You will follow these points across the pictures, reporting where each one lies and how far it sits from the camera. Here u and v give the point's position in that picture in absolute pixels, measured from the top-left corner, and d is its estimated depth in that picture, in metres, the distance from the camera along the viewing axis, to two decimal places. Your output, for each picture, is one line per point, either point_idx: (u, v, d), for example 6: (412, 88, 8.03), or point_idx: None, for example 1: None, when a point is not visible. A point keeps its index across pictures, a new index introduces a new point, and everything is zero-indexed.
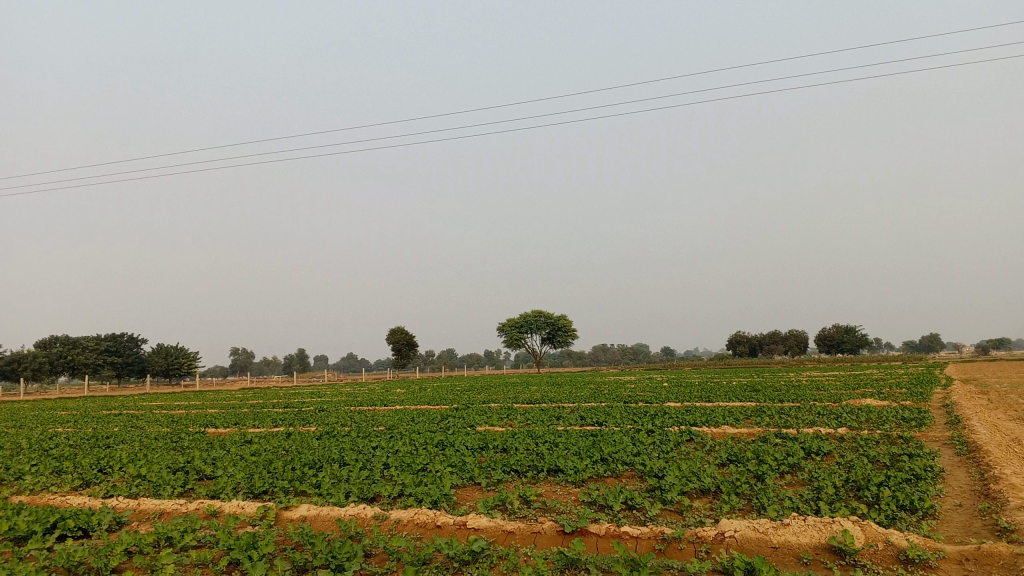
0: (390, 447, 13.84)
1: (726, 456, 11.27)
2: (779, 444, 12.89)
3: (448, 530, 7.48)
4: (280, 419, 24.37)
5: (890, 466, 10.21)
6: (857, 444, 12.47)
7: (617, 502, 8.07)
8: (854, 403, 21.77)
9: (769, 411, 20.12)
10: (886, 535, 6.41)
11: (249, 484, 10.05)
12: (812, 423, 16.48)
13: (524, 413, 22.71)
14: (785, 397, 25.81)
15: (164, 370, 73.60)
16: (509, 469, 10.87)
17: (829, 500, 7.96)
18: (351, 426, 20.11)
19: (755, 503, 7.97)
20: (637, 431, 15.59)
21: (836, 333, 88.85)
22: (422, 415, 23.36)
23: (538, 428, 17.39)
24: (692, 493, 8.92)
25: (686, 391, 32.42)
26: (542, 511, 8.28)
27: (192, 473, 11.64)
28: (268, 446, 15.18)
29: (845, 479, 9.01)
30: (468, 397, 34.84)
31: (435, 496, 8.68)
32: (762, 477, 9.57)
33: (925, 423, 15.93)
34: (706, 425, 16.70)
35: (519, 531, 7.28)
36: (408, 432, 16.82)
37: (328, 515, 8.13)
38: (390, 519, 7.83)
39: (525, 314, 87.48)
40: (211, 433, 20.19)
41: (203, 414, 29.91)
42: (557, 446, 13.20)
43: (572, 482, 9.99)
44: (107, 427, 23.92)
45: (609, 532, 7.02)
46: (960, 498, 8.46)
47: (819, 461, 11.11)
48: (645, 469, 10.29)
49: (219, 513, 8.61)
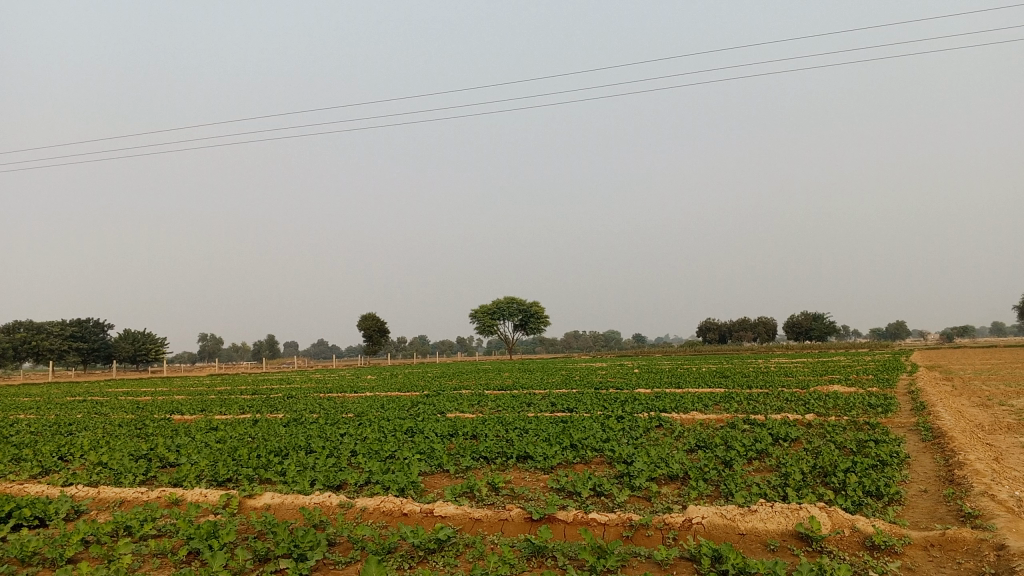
0: (358, 434, 13.72)
1: (694, 442, 11.28)
2: (748, 430, 12.95)
3: (414, 517, 7.38)
4: (247, 406, 24.14)
5: (857, 452, 10.27)
6: (824, 430, 12.56)
7: (585, 488, 8.03)
8: (822, 389, 21.97)
9: (738, 397, 20.26)
10: (852, 521, 6.41)
11: (212, 472, 9.88)
12: (781, 409, 16.59)
13: (494, 400, 22.66)
14: (754, 383, 25.99)
15: (132, 356, 72.71)
16: (478, 456, 10.80)
17: (796, 486, 7.97)
18: (320, 412, 19.94)
19: (723, 489, 7.96)
20: (607, 417, 15.60)
21: (805, 320, 89.83)
22: (392, 402, 23.25)
23: (508, 414, 17.34)
24: (660, 479, 8.91)
25: (657, 377, 32.58)
26: (509, 498, 8.22)
27: (155, 460, 11.44)
28: (235, 432, 14.99)
29: (812, 465, 9.04)
30: (439, 384, 34.79)
31: (401, 483, 8.58)
32: (730, 463, 9.57)
33: (890, 410, 16.10)
34: (676, 412, 16.74)
35: (486, 519, 7.20)
36: (377, 419, 16.69)
37: (292, 503, 8.00)
38: (355, 507, 7.72)
39: (498, 301, 87.40)
40: (177, 420, 19.94)
41: (170, 401, 29.55)
42: (526, 433, 13.17)
43: (541, 468, 9.94)
44: (71, 413, 23.54)
45: (576, 520, 6.96)
46: (925, 484, 8.51)
47: (787, 446, 11.15)
48: (614, 455, 10.26)
49: (181, 501, 8.44)
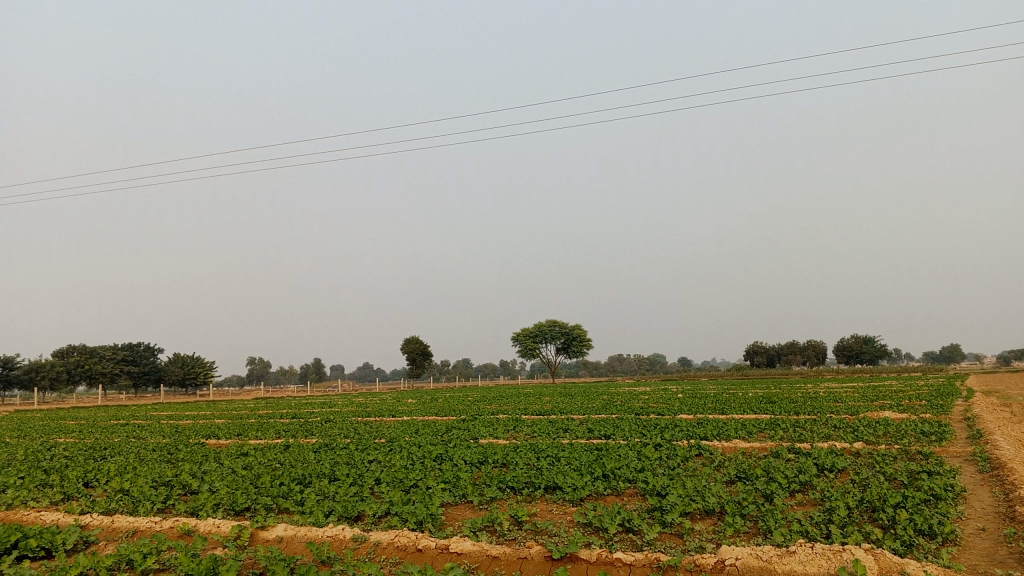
0: (387, 461, 13.38)
1: (734, 473, 10.70)
2: (791, 459, 12.33)
3: (429, 554, 6.96)
4: (283, 430, 24.02)
5: (908, 485, 9.62)
6: (873, 460, 11.89)
7: (613, 523, 7.54)
8: (871, 416, 21.12)
9: (783, 424, 19.53)
10: (901, 566, 5.83)
11: (231, 501, 9.61)
12: (827, 437, 15.85)
13: (530, 425, 22.19)
14: (801, 409, 25.13)
15: (181, 380, 73.68)
16: (505, 486, 10.37)
17: (841, 523, 7.39)
18: (353, 437, 19.69)
19: (761, 526, 7.42)
20: (644, 444, 15.08)
21: (855, 343, 87.75)
22: (427, 426, 22.97)
23: (543, 441, 16.89)
24: (695, 514, 8.38)
25: (700, 402, 31.95)
26: (532, 533, 7.76)
27: (176, 487, 11.22)
28: (263, 459, 14.77)
29: (859, 500, 8.42)
30: (478, 408, 34.48)
31: (420, 515, 8.17)
32: (770, 496, 8.99)
33: (945, 438, 15.27)
34: (717, 439, 16.12)
35: (505, 556, 6.76)
36: (408, 445, 16.35)
37: (304, 536, 7.65)
38: (369, 541, 7.35)
39: (540, 324, 86.86)
40: (212, 444, 19.80)
41: (210, 424, 29.61)
42: (558, 461, 12.71)
43: (569, 500, 9.47)
44: (110, 437, 23.62)
45: (600, 559, 6.49)
46: (983, 522, 7.84)
47: (832, 478, 10.52)
48: (647, 487, 9.74)
49: (193, 532, 8.16)
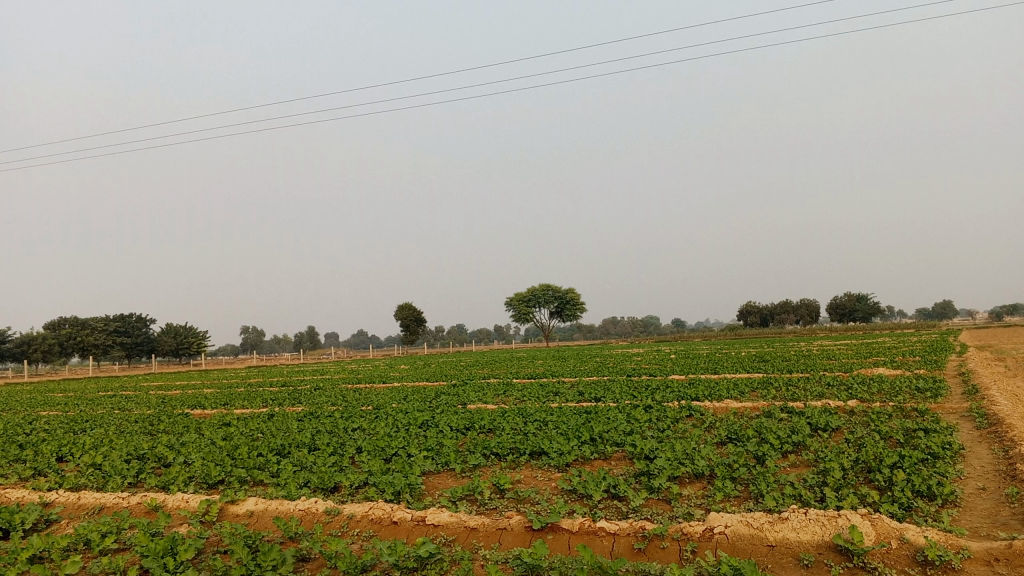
0: (370, 429, 13.03)
1: (725, 434, 10.39)
2: (785, 419, 12.00)
3: (404, 526, 6.61)
4: (270, 398, 23.74)
5: (905, 443, 9.30)
6: (868, 419, 11.56)
7: (598, 490, 7.20)
8: (865, 373, 20.86)
9: (776, 383, 19.30)
10: (900, 531, 5.49)
11: (204, 474, 9.28)
12: (821, 396, 15.58)
13: (519, 389, 21.84)
14: (794, 367, 24.95)
15: (174, 351, 73.33)
16: (489, 453, 10.04)
17: (836, 485, 7.06)
18: (340, 405, 19.35)
19: (753, 490, 7.09)
20: (634, 406, 14.75)
21: (848, 301, 87.70)
22: (417, 392, 22.70)
23: (532, 405, 16.59)
24: (684, 478, 8.06)
25: (692, 363, 31.85)
26: (514, 501, 7.41)
27: (151, 460, 10.87)
28: (244, 429, 14.40)
29: (855, 460, 8.10)
30: (469, 373, 34.30)
31: (397, 485, 7.78)
32: (762, 458, 8.66)
33: (941, 395, 15.01)
34: (709, 400, 15.85)
35: (484, 528, 6.42)
36: (394, 412, 16.00)
37: (274, 510, 7.31)
38: (342, 514, 7.00)
39: (534, 288, 86.39)
40: (196, 415, 19.43)
41: (198, 395, 29.21)
42: (545, 425, 12.38)
43: (555, 466, 9.15)
44: (95, 409, 23.22)
45: (582, 529, 6.14)
46: (984, 482, 7.51)
47: (827, 437, 10.21)
48: (635, 451, 9.42)
49: (161, 508, 7.82)
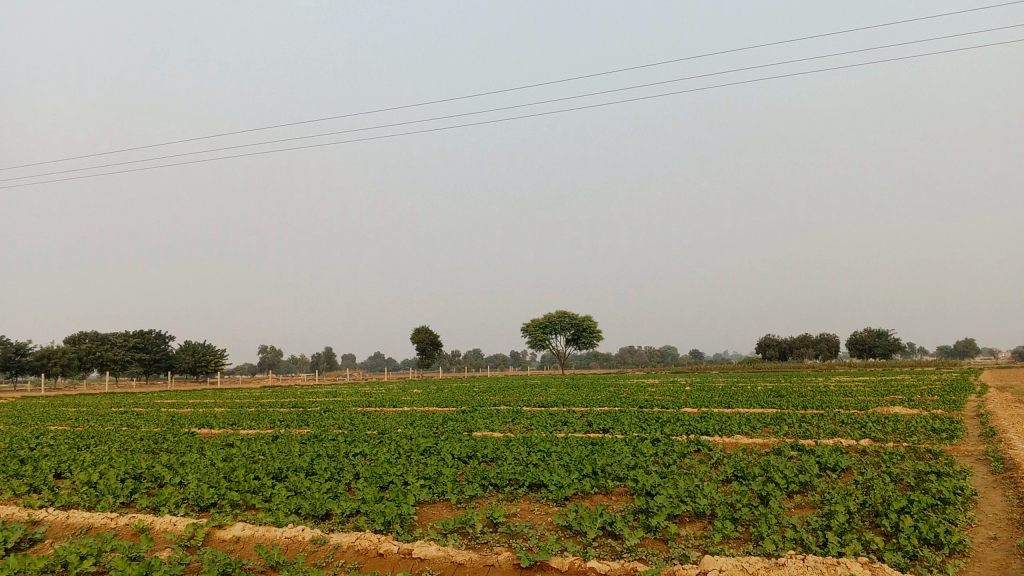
0: (371, 454, 12.85)
1: (731, 471, 10.14)
2: (794, 457, 11.71)
3: (390, 560, 6.42)
4: (278, 419, 23.60)
5: (915, 487, 9.02)
6: (880, 459, 11.25)
7: (593, 527, 6.99)
8: (881, 411, 20.48)
9: (789, 419, 18.96)
10: None
11: (197, 496, 9.13)
12: (833, 434, 15.26)
13: (528, 418, 21.57)
14: (809, 403, 24.54)
15: (191, 368, 73.47)
16: (487, 483, 9.84)
17: (839, 530, 6.80)
18: (346, 428, 19.16)
19: (753, 532, 6.85)
20: (641, 439, 14.50)
21: (868, 337, 86.73)
22: (425, 418, 22.48)
23: (538, 434, 16.36)
24: (684, 517, 7.83)
25: (707, 395, 31.46)
26: (507, 536, 7.21)
27: (146, 480, 10.74)
28: (246, 450, 14.25)
29: (862, 503, 7.85)
30: (481, 399, 34.03)
31: (389, 516, 7.57)
32: (766, 498, 8.41)
33: (957, 436, 14.66)
34: (718, 434, 15.54)
35: (471, 563, 6.22)
36: (399, 437, 15.82)
37: (261, 537, 7.15)
38: (329, 544, 6.82)
39: (550, 316, 86.09)
40: (202, 434, 19.32)
41: (208, 413, 29.12)
42: (549, 456, 12.15)
43: (553, 499, 8.94)
44: (103, 425, 23.15)
45: (572, 569, 5.94)
46: (995, 530, 7.23)
47: (835, 478, 9.93)
48: (636, 486, 9.19)
49: (148, 531, 7.69)
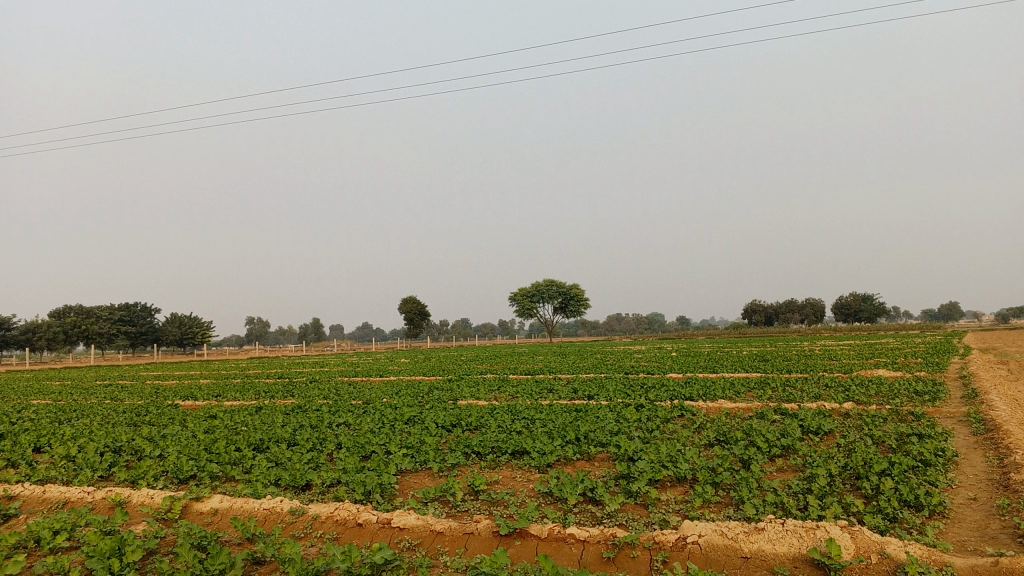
0: (355, 424, 12.78)
1: (714, 436, 10.13)
2: (777, 421, 11.70)
3: (369, 529, 6.35)
4: (263, 390, 23.49)
5: (897, 449, 9.02)
6: (863, 422, 11.26)
7: (573, 493, 6.95)
8: (865, 374, 20.57)
9: (773, 383, 19.03)
10: (881, 545, 5.22)
11: (176, 468, 9.05)
12: (817, 397, 15.30)
13: (514, 386, 21.55)
14: (793, 367, 24.66)
15: (178, 340, 73.15)
16: (470, 452, 9.78)
17: (820, 493, 6.78)
18: (331, 399, 19.09)
19: (733, 497, 6.83)
20: (626, 405, 14.51)
21: (854, 302, 87.15)
22: (411, 387, 22.45)
23: (522, 402, 16.35)
24: (666, 482, 7.81)
25: (693, 360, 31.59)
26: (487, 504, 7.15)
27: (126, 454, 10.64)
28: (229, 421, 14.16)
29: (843, 466, 7.84)
30: (468, 368, 34.06)
31: (368, 485, 7.49)
32: (748, 462, 8.39)
33: (939, 398, 14.72)
34: (703, 399, 15.59)
35: (450, 532, 6.15)
36: (384, 407, 15.75)
37: (239, 508, 7.08)
38: (307, 515, 6.75)
39: (538, 284, 86.01)
40: (186, 406, 19.21)
41: (193, 385, 28.96)
42: (532, 423, 12.11)
43: (535, 466, 8.91)
44: (87, 399, 22.96)
45: (551, 535, 5.88)
46: (976, 491, 7.23)
47: (817, 442, 9.93)
48: (619, 452, 9.16)
49: (125, 505, 7.59)
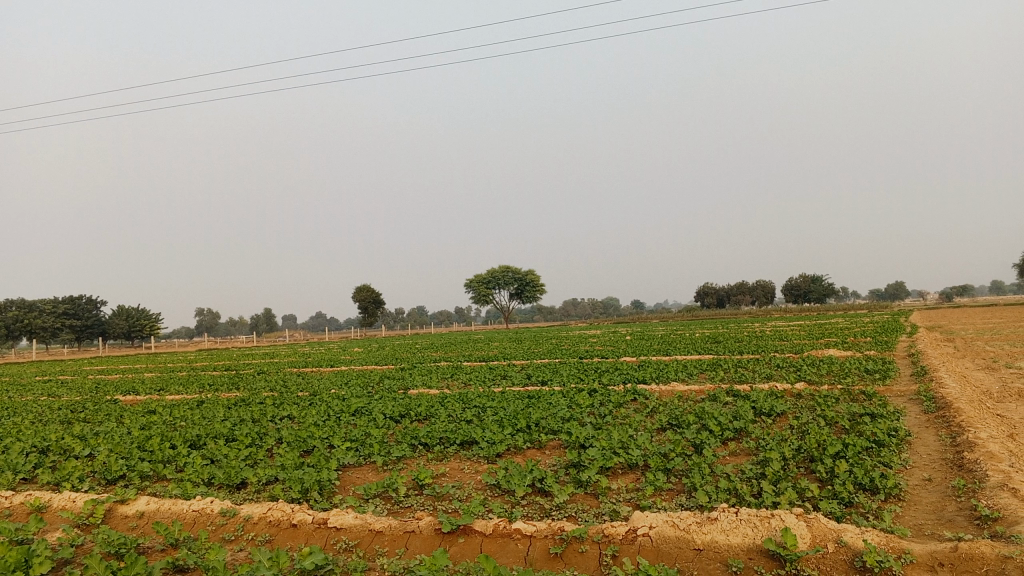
0: (299, 417, 12.32)
1: (666, 420, 9.92)
2: (729, 403, 11.56)
3: (303, 530, 5.98)
4: (209, 383, 22.78)
5: (850, 430, 8.89)
6: (815, 403, 11.16)
7: (521, 485, 6.65)
8: (816, 354, 20.68)
9: (726, 364, 19.01)
10: (838, 533, 5.01)
11: (103, 469, 8.53)
12: (769, 378, 15.24)
13: (467, 373, 21.24)
14: (746, 348, 24.75)
15: (126, 333, 71.17)
16: (416, 443, 9.43)
17: (774, 478, 6.58)
18: (278, 390, 18.52)
19: (686, 484, 6.59)
20: (579, 391, 14.28)
21: (803, 282, 88.47)
22: (362, 377, 21.96)
23: (474, 389, 16.04)
24: (618, 470, 7.56)
25: (648, 343, 31.62)
26: (432, 499, 6.82)
27: (53, 454, 10.07)
28: (167, 417, 13.60)
29: (797, 449, 7.66)
30: (421, 356, 33.62)
31: (306, 483, 7.08)
32: (701, 447, 8.19)
33: (889, 376, 14.77)
34: (656, 383, 15.45)
35: (390, 531, 5.80)
36: (330, 398, 15.30)
37: (167, 510, 6.66)
38: (239, 516, 6.36)
39: (493, 271, 85.64)
40: (126, 401, 18.49)
41: (136, 379, 28.04)
42: (483, 412, 11.81)
43: (483, 457, 8.60)
44: (22, 396, 22.02)
45: (496, 532, 5.58)
46: (930, 472, 7.11)
47: (769, 424, 9.78)
48: (570, 439, 8.89)
49: (44, 511, 7.11)
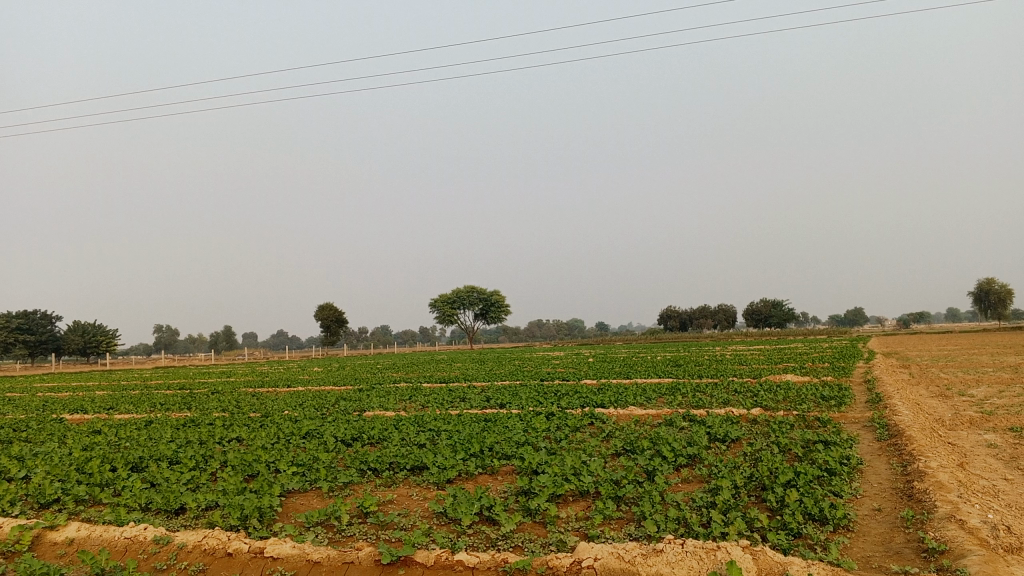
0: (248, 440, 12.01)
1: (621, 446, 9.83)
2: (685, 429, 11.49)
3: (239, 560, 5.77)
4: (161, 403, 22.22)
5: (803, 457, 8.87)
6: (769, 429, 11.13)
7: (468, 514, 6.49)
8: (773, 379, 20.78)
9: (685, 389, 19.00)
10: (784, 566, 4.92)
11: (37, 492, 8.20)
12: (726, 403, 15.24)
13: (427, 395, 20.97)
14: (705, 372, 24.83)
15: (82, 349, 69.60)
16: (366, 467, 9.22)
17: (724, 506, 6.50)
18: (231, 411, 18.10)
19: (635, 512, 6.48)
20: (536, 414, 14.14)
21: (764, 306, 89.29)
22: (319, 398, 21.59)
23: (431, 412, 15.81)
24: (568, 497, 7.43)
25: (609, 366, 31.60)
26: (376, 527, 6.63)
27: None
28: (112, 437, 13.18)
29: (748, 477, 7.59)
30: (381, 377, 33.26)
31: (246, 509, 6.85)
32: (653, 473, 8.10)
33: (845, 403, 14.84)
34: (614, 406, 15.36)
35: (329, 561, 5.61)
36: (282, 420, 14.96)
37: (98, 537, 6.39)
38: (173, 544, 6.12)
39: (458, 291, 85.35)
40: (73, 420, 17.95)
41: (87, 397, 27.31)
42: (437, 436, 11.61)
43: (433, 483, 8.42)
44: None
45: (438, 563, 5.42)
46: (880, 501, 7.09)
47: (723, 450, 9.73)
48: (522, 464, 8.76)
49: None
